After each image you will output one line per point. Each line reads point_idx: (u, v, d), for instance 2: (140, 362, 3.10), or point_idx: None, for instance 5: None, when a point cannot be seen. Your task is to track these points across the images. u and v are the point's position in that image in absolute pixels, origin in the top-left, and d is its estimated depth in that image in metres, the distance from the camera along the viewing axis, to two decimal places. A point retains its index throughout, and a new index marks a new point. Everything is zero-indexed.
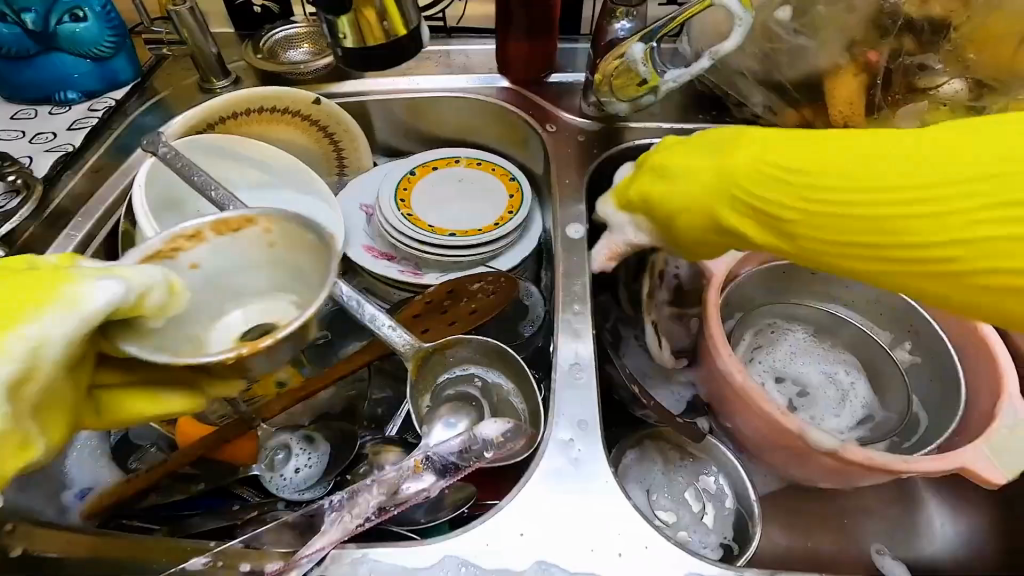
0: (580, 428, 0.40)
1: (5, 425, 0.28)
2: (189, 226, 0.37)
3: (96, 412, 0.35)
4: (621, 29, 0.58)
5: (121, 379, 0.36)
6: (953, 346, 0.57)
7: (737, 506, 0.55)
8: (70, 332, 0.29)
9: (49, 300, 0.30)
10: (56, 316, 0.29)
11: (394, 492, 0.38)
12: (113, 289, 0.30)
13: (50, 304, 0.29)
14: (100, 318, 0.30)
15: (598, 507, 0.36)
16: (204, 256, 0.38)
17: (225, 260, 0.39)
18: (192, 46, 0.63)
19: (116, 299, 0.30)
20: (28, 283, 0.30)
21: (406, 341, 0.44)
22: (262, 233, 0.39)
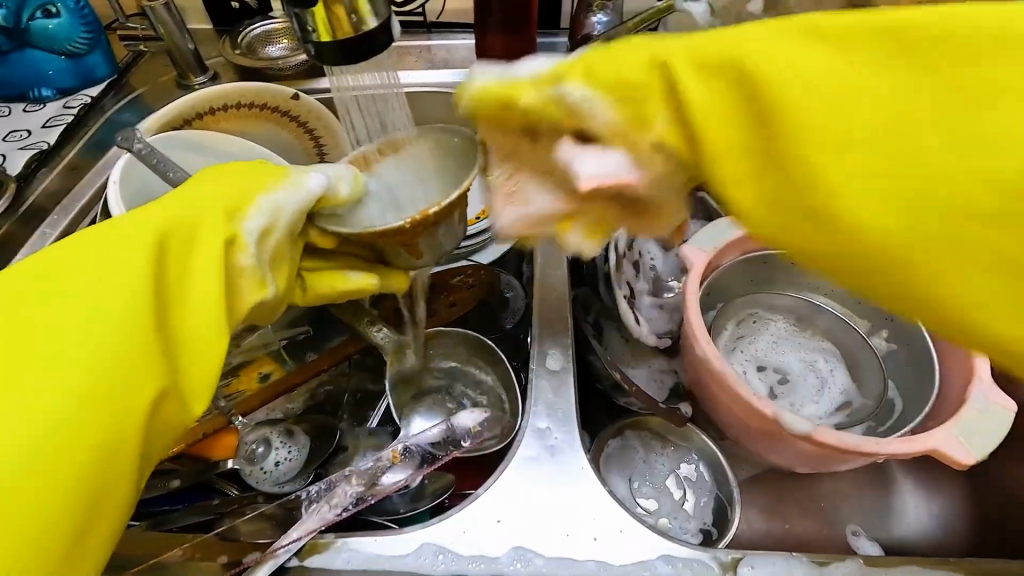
0: (556, 416, 0.40)
1: (250, 263, 0.34)
2: (369, 147, 0.42)
3: (303, 290, 0.39)
4: (598, 23, 0.58)
5: (319, 265, 0.40)
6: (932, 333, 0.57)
7: (717, 493, 0.55)
8: (297, 204, 0.36)
9: (281, 180, 0.36)
10: (286, 191, 0.36)
11: (372, 483, 0.38)
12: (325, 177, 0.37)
13: (282, 183, 0.36)
14: (315, 199, 0.36)
15: (573, 493, 0.37)
16: (389, 170, 0.42)
17: (401, 174, 0.42)
18: (169, 42, 0.62)
19: (326, 184, 0.37)
20: (256, 170, 0.38)
21: (384, 335, 0.43)
22: (422, 147, 0.42)
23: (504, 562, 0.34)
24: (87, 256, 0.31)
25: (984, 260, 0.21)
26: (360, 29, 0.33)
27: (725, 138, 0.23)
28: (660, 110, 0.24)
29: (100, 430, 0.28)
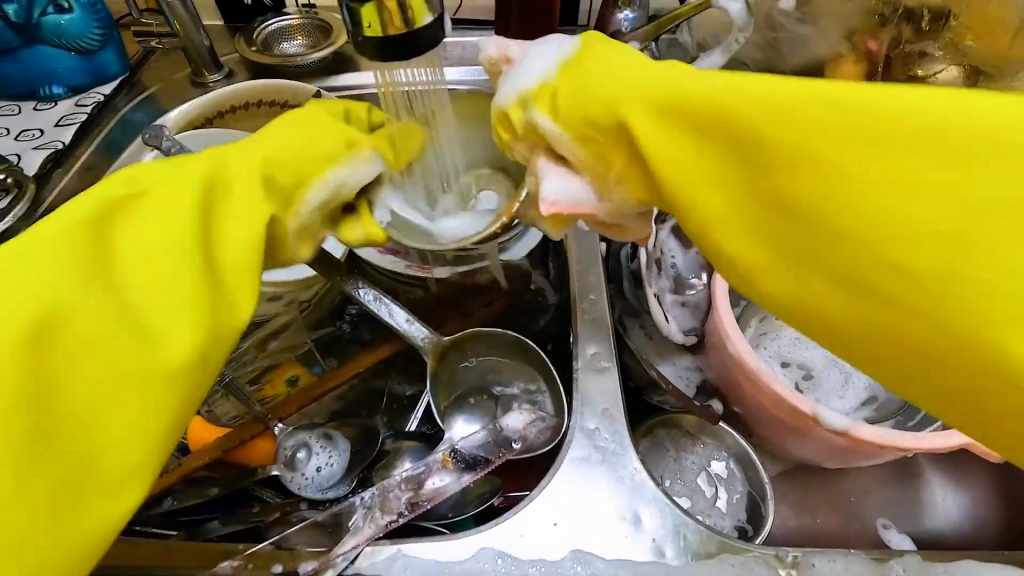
0: (604, 416, 0.40)
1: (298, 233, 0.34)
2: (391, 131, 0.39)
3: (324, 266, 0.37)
4: (625, 19, 0.58)
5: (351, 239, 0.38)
6: None
7: (749, 489, 0.56)
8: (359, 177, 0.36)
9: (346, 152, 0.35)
10: (352, 165, 0.35)
11: (420, 487, 0.38)
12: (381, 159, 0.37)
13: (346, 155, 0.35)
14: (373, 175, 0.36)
15: (627, 494, 0.37)
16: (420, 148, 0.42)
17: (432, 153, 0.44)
18: (184, 39, 0.61)
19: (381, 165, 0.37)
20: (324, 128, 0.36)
21: (424, 335, 0.44)
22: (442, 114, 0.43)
23: (564, 565, 0.34)
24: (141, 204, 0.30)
25: (903, 334, 0.24)
26: (412, 25, 0.32)
27: (702, 189, 0.27)
28: (617, 155, 0.29)
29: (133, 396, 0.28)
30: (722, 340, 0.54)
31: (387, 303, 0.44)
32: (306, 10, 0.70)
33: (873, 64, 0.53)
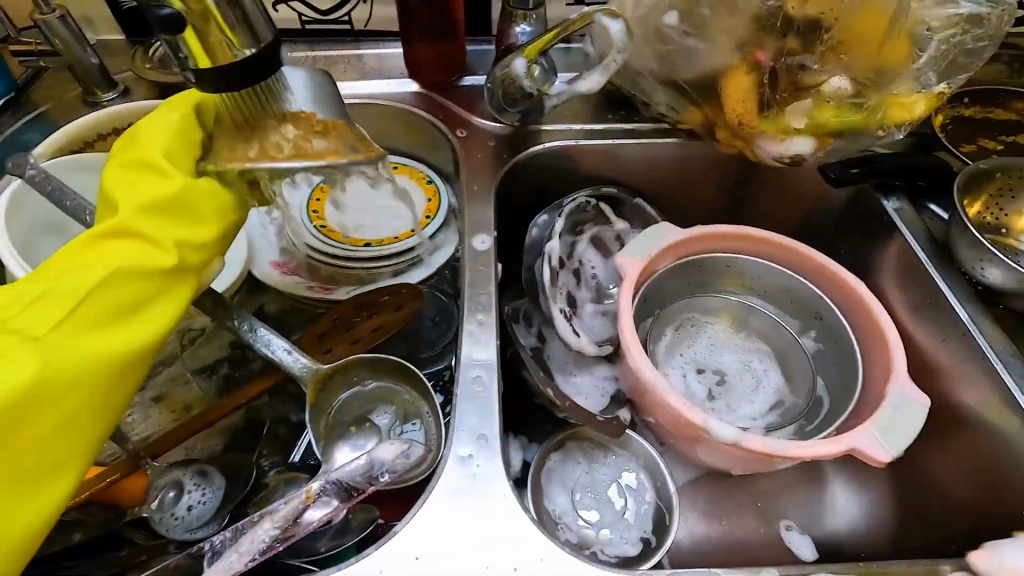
0: (480, 443, 0.40)
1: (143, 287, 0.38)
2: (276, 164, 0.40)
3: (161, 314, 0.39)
4: (522, 33, 0.57)
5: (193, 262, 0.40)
6: (861, 345, 0.56)
7: (657, 501, 0.56)
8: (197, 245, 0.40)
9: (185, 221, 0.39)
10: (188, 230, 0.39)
11: (287, 525, 0.36)
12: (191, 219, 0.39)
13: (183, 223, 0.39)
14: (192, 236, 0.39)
15: (494, 523, 0.37)
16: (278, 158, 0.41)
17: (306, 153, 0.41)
18: (69, 57, 0.59)
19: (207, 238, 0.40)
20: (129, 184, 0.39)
21: (304, 365, 0.43)
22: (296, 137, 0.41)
23: None
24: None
25: None
26: (241, 55, 0.31)
27: None
28: None
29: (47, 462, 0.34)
30: (624, 352, 0.54)
31: (265, 332, 0.44)
32: None
33: (762, 74, 0.54)
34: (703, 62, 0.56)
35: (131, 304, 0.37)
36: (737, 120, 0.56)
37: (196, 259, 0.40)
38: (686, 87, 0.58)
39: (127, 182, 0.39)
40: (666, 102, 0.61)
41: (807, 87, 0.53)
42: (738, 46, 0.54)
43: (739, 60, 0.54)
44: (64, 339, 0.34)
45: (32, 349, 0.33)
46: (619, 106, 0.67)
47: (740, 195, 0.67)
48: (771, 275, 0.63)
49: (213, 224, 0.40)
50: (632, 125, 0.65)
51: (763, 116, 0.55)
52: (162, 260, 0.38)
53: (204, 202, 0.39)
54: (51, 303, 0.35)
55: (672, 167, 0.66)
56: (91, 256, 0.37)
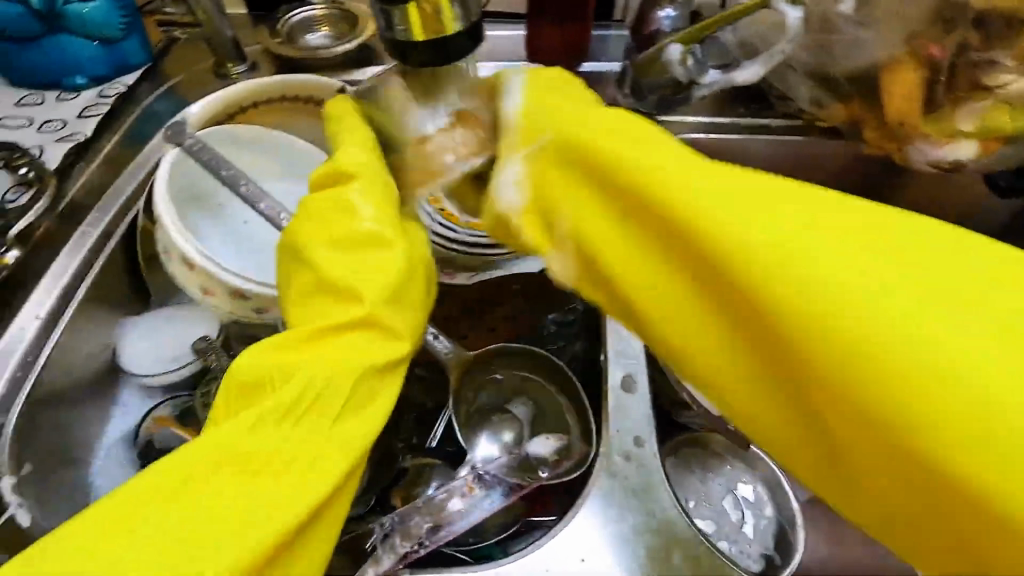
0: (637, 445, 0.38)
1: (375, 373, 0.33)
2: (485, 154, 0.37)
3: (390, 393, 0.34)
4: (666, 17, 0.54)
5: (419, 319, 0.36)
6: None
7: (778, 516, 0.53)
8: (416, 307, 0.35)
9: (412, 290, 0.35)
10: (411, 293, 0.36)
11: (444, 515, 0.36)
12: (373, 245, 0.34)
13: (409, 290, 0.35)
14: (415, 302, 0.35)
15: (658, 529, 0.36)
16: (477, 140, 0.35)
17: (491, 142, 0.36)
18: (208, 29, 0.59)
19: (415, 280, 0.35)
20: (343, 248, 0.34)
21: (448, 350, 0.42)
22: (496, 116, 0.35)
23: None
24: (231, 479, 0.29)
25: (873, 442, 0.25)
26: (455, 27, 0.30)
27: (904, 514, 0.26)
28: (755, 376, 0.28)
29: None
30: None
31: None
32: None
33: (933, 71, 0.50)
34: (867, 53, 0.52)
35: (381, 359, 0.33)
36: (898, 120, 0.52)
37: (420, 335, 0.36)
38: (841, 81, 0.54)
39: (331, 258, 0.34)
40: (810, 96, 0.57)
41: (988, 86, 0.48)
42: (908, 38, 0.51)
43: (909, 54, 0.50)
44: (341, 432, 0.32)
45: (331, 456, 0.31)
46: (749, 99, 0.62)
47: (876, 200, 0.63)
48: None
49: (426, 296, 0.36)
50: (762, 121, 0.61)
51: (930, 116, 0.51)
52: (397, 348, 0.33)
53: (419, 272, 0.35)
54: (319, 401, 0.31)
55: (805, 167, 0.62)
56: (310, 352, 0.32)
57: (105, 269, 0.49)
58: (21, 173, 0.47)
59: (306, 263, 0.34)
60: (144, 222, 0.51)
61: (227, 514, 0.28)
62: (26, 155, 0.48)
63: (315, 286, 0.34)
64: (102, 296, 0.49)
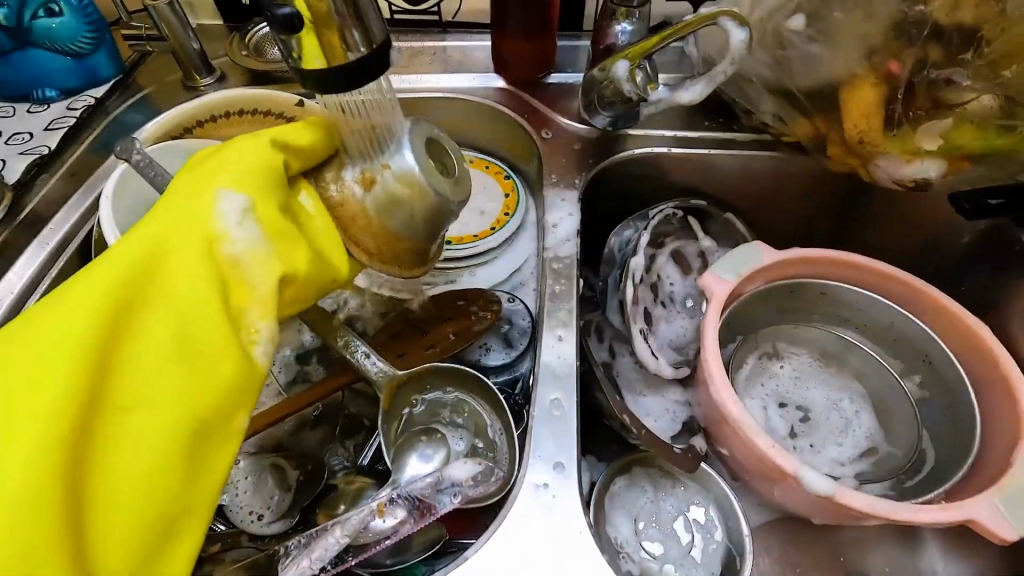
0: (556, 471, 0.38)
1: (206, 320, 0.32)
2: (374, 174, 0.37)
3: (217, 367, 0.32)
4: (622, 33, 0.54)
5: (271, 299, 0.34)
6: (978, 397, 0.51)
7: (727, 542, 0.52)
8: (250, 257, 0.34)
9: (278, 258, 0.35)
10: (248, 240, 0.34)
11: (356, 536, 0.36)
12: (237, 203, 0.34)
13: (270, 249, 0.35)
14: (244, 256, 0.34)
15: (569, 559, 0.35)
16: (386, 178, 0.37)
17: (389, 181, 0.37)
18: (174, 43, 0.60)
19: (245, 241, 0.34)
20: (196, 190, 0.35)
21: (380, 370, 0.42)
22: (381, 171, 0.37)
23: None
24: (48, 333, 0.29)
25: None
26: (355, 55, 0.30)
27: None
28: None
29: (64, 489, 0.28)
30: (705, 382, 0.51)
31: (345, 331, 0.43)
32: None
33: (894, 88, 0.48)
34: (824, 70, 0.50)
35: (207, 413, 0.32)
36: (856, 137, 0.50)
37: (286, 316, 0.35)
38: (800, 96, 0.53)
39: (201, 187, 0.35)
40: (773, 111, 0.56)
41: (949, 105, 0.48)
42: (867, 53, 0.48)
43: (868, 69, 0.48)
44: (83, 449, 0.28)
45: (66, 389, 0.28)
46: (716, 113, 0.61)
47: (843, 215, 0.62)
48: (874, 310, 0.57)
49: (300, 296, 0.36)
50: (728, 134, 0.60)
51: (890, 134, 0.49)
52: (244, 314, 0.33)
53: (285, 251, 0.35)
54: (39, 416, 0.27)
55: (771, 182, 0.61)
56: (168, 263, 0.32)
57: (60, 279, 0.50)
58: None
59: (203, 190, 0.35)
60: (96, 232, 0.51)
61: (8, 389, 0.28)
62: None
63: (195, 201, 0.34)
64: None
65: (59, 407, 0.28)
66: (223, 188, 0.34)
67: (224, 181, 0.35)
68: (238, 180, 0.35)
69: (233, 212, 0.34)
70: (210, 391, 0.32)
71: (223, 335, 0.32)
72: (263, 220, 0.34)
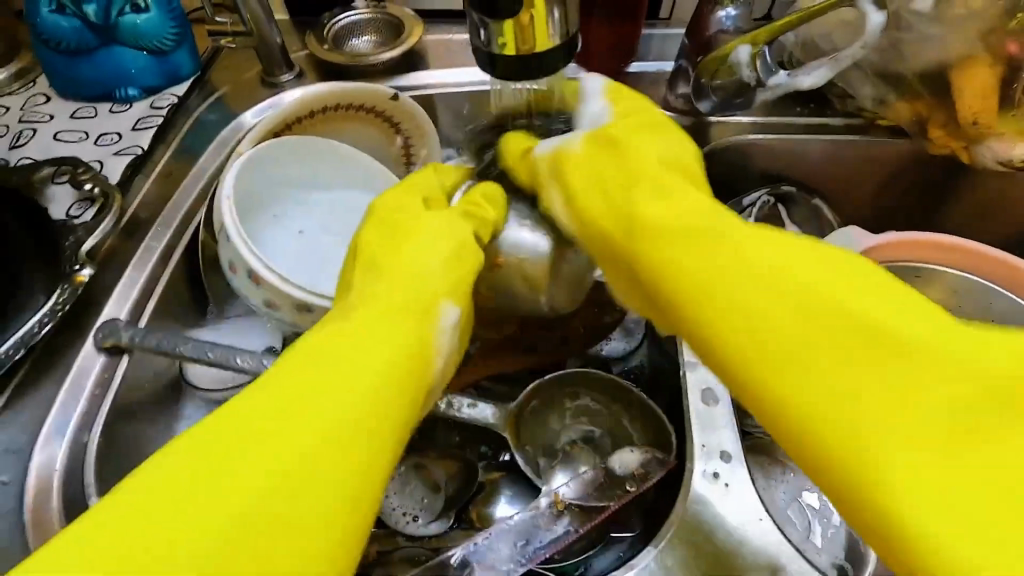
0: (723, 460, 0.38)
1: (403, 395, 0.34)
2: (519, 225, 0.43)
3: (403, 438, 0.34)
4: (726, 17, 0.53)
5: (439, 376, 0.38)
6: None
7: (846, 526, 0.52)
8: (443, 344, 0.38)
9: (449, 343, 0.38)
10: (445, 322, 0.38)
11: (534, 533, 0.37)
12: (453, 315, 0.38)
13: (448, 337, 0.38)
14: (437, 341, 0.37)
15: (749, 547, 0.36)
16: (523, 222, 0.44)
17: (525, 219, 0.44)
18: (257, 38, 0.59)
19: (451, 325, 0.38)
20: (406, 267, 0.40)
21: (491, 413, 0.41)
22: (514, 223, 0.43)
23: None
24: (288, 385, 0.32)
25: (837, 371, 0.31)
26: (553, 43, 0.30)
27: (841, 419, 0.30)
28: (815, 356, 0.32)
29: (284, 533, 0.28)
30: None
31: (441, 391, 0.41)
32: (376, 5, 0.67)
33: (1013, 68, 0.48)
34: (936, 52, 0.50)
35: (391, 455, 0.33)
36: (970, 119, 0.50)
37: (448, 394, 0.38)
38: (908, 78, 0.53)
39: (411, 260, 0.40)
40: (873, 95, 0.56)
41: None
42: (984, 34, 0.48)
43: (984, 50, 0.49)
44: (314, 474, 0.29)
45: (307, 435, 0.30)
46: (808, 98, 0.60)
47: (934, 199, 0.62)
48: (973, 293, 0.58)
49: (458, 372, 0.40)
50: (821, 119, 0.60)
51: (1005, 114, 0.50)
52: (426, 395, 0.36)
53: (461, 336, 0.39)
54: (294, 442, 0.29)
55: (863, 167, 0.61)
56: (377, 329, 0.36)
57: (171, 282, 0.49)
58: (86, 189, 0.47)
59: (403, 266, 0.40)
60: (204, 236, 0.50)
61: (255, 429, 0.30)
62: (91, 171, 0.48)
63: (403, 276, 0.39)
64: (167, 309, 0.49)
65: (314, 436, 0.30)
66: (446, 303, 0.38)
67: (415, 238, 0.41)
68: (442, 250, 0.40)
69: (447, 323, 0.38)
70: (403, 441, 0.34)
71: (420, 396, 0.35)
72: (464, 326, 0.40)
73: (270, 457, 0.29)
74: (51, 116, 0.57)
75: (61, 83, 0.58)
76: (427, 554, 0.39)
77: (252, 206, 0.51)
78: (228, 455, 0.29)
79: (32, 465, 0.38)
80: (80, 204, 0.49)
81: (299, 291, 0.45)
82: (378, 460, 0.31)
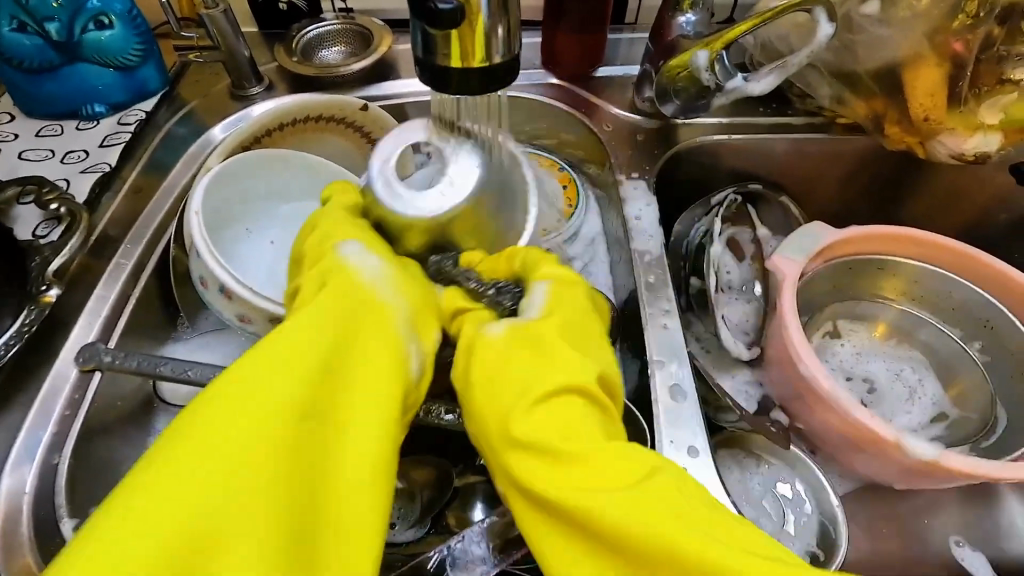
0: (691, 455, 0.40)
1: (347, 320, 0.33)
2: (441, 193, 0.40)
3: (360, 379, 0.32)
4: (686, 23, 0.54)
5: (401, 307, 0.36)
6: None
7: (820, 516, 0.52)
8: (383, 271, 0.37)
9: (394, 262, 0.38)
10: (374, 254, 0.37)
11: (510, 533, 0.37)
12: (358, 248, 0.37)
13: (391, 262, 0.38)
14: (381, 268, 0.37)
15: None
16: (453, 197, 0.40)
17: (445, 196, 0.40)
18: (225, 51, 0.59)
19: (366, 249, 0.37)
20: (331, 231, 0.39)
21: None
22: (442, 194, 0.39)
23: None
24: (226, 387, 0.30)
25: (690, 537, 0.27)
26: (493, 60, 0.31)
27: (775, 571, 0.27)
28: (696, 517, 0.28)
29: (253, 507, 0.26)
30: (791, 362, 0.51)
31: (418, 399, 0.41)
32: (345, 15, 0.67)
33: (960, 67, 0.50)
34: (889, 52, 0.52)
35: (334, 472, 0.29)
36: (921, 115, 0.52)
37: (428, 322, 0.37)
38: (863, 78, 0.55)
39: (337, 221, 0.40)
40: (831, 94, 0.57)
41: (1012, 80, 0.50)
42: (931, 33, 0.50)
43: (931, 50, 0.51)
44: (261, 461, 0.28)
45: (254, 443, 0.28)
46: (770, 98, 0.62)
47: (895, 191, 0.64)
48: (933, 283, 0.60)
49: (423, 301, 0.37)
50: (784, 119, 0.61)
51: (955, 110, 0.52)
52: (387, 315, 0.35)
53: (415, 283, 0.38)
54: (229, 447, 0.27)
55: (825, 163, 0.63)
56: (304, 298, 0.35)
57: (143, 300, 0.49)
58: (52, 209, 0.47)
59: (313, 254, 0.39)
60: (174, 250, 0.50)
61: (200, 425, 0.28)
62: (56, 190, 0.47)
63: (325, 242, 0.39)
64: (140, 326, 0.49)
65: (260, 442, 0.28)
66: (347, 239, 0.38)
67: (343, 235, 0.38)
68: (362, 237, 0.38)
69: (357, 256, 0.37)
70: (384, 469, 0.30)
71: (363, 345, 0.33)
72: (383, 254, 0.38)
73: (216, 448, 0.27)
74: (16, 135, 0.57)
75: (24, 101, 0.58)
76: (404, 559, 0.39)
77: (224, 220, 0.52)
78: (172, 450, 0.27)
79: (2, 488, 0.38)
80: (47, 223, 0.48)
81: (270, 305, 0.45)
82: (349, 420, 0.31)
